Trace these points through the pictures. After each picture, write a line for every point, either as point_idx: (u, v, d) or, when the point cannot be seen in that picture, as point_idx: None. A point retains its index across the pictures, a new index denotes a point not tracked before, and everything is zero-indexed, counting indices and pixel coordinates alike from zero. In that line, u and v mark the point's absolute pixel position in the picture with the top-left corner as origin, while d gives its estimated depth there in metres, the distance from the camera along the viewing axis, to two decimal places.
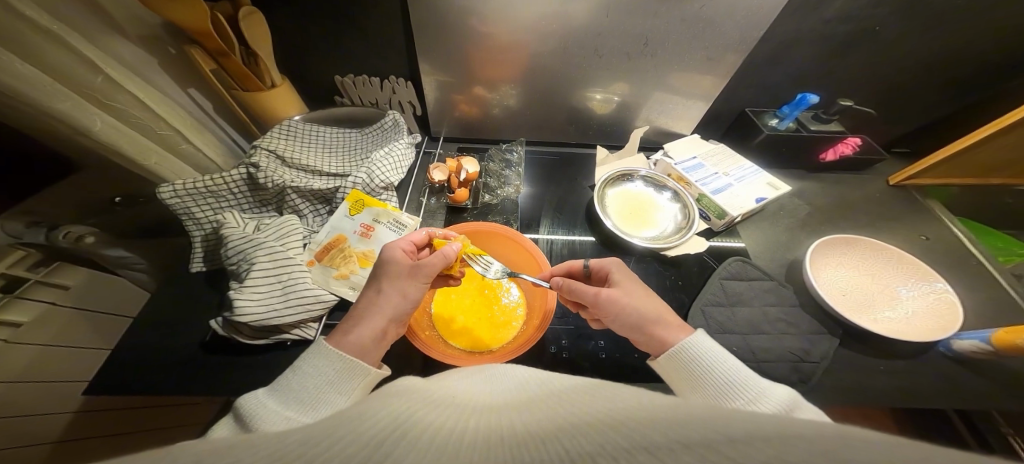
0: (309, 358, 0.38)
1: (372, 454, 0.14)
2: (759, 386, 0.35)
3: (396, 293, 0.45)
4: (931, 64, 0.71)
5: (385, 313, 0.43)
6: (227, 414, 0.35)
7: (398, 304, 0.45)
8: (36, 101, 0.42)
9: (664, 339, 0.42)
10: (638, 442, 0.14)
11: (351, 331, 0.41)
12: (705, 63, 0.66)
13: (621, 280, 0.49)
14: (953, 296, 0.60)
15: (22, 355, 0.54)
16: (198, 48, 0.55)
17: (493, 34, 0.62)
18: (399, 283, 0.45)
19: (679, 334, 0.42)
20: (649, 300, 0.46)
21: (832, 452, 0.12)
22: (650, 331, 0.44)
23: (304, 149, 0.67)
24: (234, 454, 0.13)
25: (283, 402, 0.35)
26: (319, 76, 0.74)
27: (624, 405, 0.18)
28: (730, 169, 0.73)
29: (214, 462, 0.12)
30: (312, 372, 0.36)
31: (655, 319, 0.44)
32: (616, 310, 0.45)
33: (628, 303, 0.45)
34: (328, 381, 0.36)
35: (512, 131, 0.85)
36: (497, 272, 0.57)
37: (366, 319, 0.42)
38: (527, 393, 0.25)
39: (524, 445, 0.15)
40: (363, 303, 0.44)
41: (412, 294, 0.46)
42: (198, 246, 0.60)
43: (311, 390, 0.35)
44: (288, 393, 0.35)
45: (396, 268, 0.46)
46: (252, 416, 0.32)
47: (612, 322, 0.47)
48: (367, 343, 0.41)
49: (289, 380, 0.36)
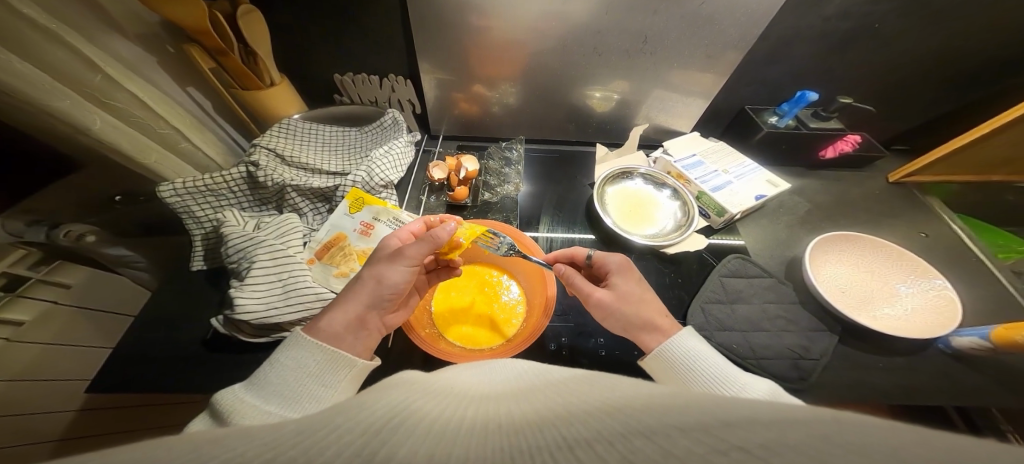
0: (287, 351, 0.38)
1: (368, 442, 0.14)
2: (738, 384, 0.36)
3: (374, 278, 0.45)
4: (932, 60, 0.70)
5: (361, 298, 0.44)
6: (205, 412, 0.35)
7: (376, 290, 0.45)
8: (35, 99, 0.42)
9: (644, 345, 0.43)
10: (634, 427, 0.14)
11: (325, 315, 0.42)
12: (705, 60, 0.66)
13: (621, 283, 0.48)
14: (952, 292, 0.60)
15: (24, 353, 0.54)
16: (197, 46, 0.55)
17: (493, 32, 0.61)
18: (377, 268, 0.46)
19: (660, 341, 0.43)
20: (640, 305, 0.46)
21: (828, 436, 0.12)
22: (635, 334, 0.45)
23: (304, 147, 0.67)
24: (233, 444, 0.13)
25: (262, 397, 0.35)
26: (319, 74, 0.74)
27: (623, 393, 0.18)
28: (730, 167, 0.73)
29: (216, 451, 0.12)
30: (292, 365, 0.37)
31: (641, 325, 0.44)
32: (604, 313, 0.47)
33: (617, 307, 0.46)
34: (309, 373, 0.37)
35: (512, 129, 0.85)
36: (503, 247, 0.59)
37: (342, 303, 0.43)
38: (526, 384, 0.25)
39: (520, 431, 0.16)
40: (345, 289, 0.45)
41: (390, 279, 0.45)
42: (198, 245, 0.60)
43: (291, 383, 0.36)
44: (267, 387, 0.35)
45: (379, 254, 0.47)
46: (229, 411, 0.32)
47: (603, 321, 0.48)
48: (339, 328, 0.41)
49: (267, 373, 0.37)
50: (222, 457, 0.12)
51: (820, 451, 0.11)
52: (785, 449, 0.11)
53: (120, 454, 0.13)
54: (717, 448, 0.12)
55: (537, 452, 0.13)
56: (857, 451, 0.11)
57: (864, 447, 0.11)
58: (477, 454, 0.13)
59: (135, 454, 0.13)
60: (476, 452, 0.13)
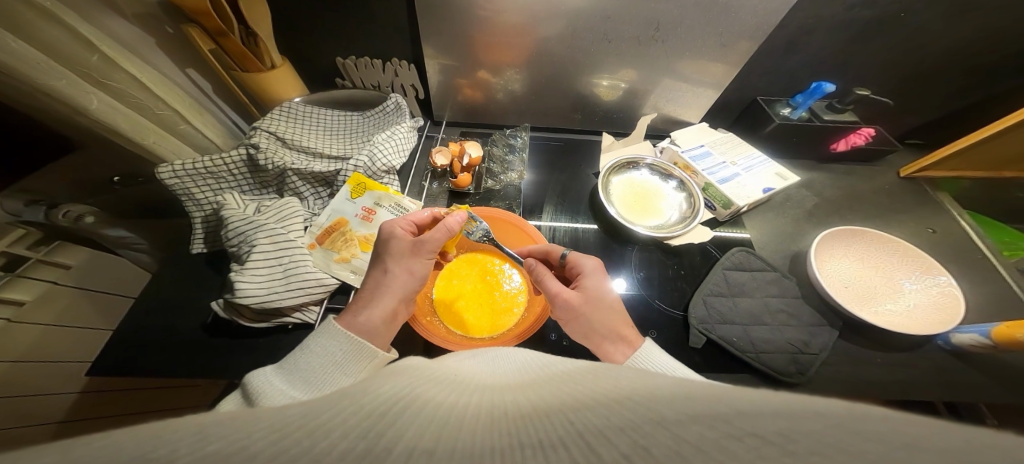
0: (318, 338, 0.38)
1: (368, 428, 0.13)
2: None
3: (402, 273, 0.46)
4: (952, 53, 0.68)
5: (394, 292, 0.44)
6: (238, 388, 0.36)
7: (406, 282, 0.46)
8: (30, 76, 0.41)
9: (608, 354, 0.43)
10: (641, 415, 0.14)
11: (361, 312, 0.42)
12: (717, 49, 0.64)
13: (591, 285, 0.48)
14: (957, 290, 0.59)
15: (27, 334, 0.54)
16: (196, 26, 0.54)
17: (499, 15, 0.59)
18: (403, 261, 0.46)
19: (625, 352, 0.42)
20: (608, 312, 0.45)
21: (846, 424, 0.12)
22: (598, 343, 0.44)
23: (305, 132, 0.66)
24: (237, 426, 0.13)
25: (289, 381, 0.35)
26: (320, 57, 0.72)
27: (630, 384, 0.18)
28: (738, 159, 0.72)
29: (220, 432, 0.12)
30: (320, 352, 0.37)
31: (606, 334, 0.44)
32: (570, 314, 0.46)
33: (582, 311, 0.45)
34: (335, 361, 0.37)
35: (517, 116, 0.83)
36: (480, 233, 0.60)
37: (375, 300, 0.43)
38: (532, 374, 0.24)
39: (528, 416, 0.16)
40: (372, 285, 0.45)
41: (419, 272, 0.47)
42: (198, 228, 0.59)
43: (318, 371, 0.36)
44: (295, 372, 0.36)
45: (396, 246, 0.47)
46: (258, 393, 0.33)
47: (571, 325, 0.47)
48: (378, 324, 0.41)
49: (296, 358, 0.37)
50: (225, 444, 0.11)
51: (839, 441, 0.11)
52: (801, 438, 0.11)
53: (131, 436, 0.13)
54: (731, 434, 0.11)
55: (547, 438, 0.13)
56: (875, 439, 0.11)
57: (884, 437, 0.11)
58: (486, 441, 0.13)
59: (144, 436, 0.13)
60: (485, 438, 0.14)
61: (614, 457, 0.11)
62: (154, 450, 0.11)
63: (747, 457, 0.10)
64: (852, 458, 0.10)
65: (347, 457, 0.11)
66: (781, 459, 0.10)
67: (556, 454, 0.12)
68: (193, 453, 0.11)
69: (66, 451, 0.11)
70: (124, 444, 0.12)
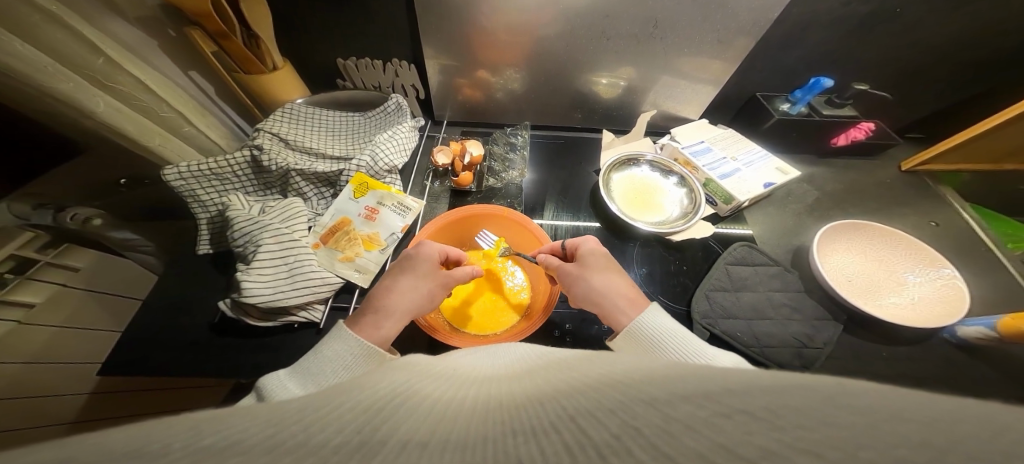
0: (329, 342, 0.39)
1: (362, 422, 0.14)
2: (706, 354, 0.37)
3: (424, 294, 0.46)
4: (952, 45, 0.68)
5: (411, 311, 0.45)
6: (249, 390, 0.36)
7: (424, 304, 0.46)
8: (36, 79, 0.42)
9: (611, 314, 0.44)
10: (635, 395, 0.14)
11: (378, 326, 0.42)
12: (716, 46, 0.64)
13: (586, 255, 0.50)
14: (961, 282, 0.59)
15: (43, 336, 0.55)
16: (198, 29, 0.55)
17: (499, 17, 0.60)
18: (428, 284, 0.47)
19: (631, 313, 0.43)
20: (609, 275, 0.47)
21: (833, 398, 0.12)
22: (602, 305, 0.45)
23: (308, 134, 0.66)
24: (232, 421, 0.13)
25: (299, 384, 0.36)
26: (322, 59, 0.73)
27: (624, 368, 0.18)
28: (738, 154, 0.72)
29: (215, 429, 0.13)
30: (332, 356, 0.37)
31: (608, 295, 0.45)
32: (569, 280, 0.48)
33: (582, 275, 0.48)
34: (346, 365, 0.37)
35: (516, 115, 0.83)
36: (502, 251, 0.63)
37: (394, 315, 0.43)
38: (531, 364, 0.25)
39: (523, 404, 0.16)
40: (393, 297, 0.45)
41: (437, 298, 0.48)
42: (202, 229, 0.60)
43: (327, 373, 0.37)
44: (306, 375, 0.36)
45: (426, 270, 0.48)
46: (270, 392, 0.33)
47: (576, 295, 0.48)
48: (390, 339, 0.42)
49: (308, 363, 0.38)
50: (223, 437, 0.12)
51: (831, 416, 0.11)
52: (790, 413, 0.11)
53: (134, 429, 0.13)
54: (720, 411, 0.12)
55: (539, 423, 0.14)
56: (869, 414, 0.11)
57: (875, 410, 0.11)
58: (480, 431, 0.14)
59: (147, 428, 0.13)
60: (479, 427, 0.14)
61: (603, 438, 0.12)
62: (157, 443, 0.12)
63: (734, 432, 0.10)
64: (838, 429, 0.10)
65: (342, 450, 0.11)
66: (768, 433, 0.10)
67: (547, 439, 0.12)
68: (190, 447, 0.11)
69: (74, 444, 0.12)
70: (124, 441, 0.12)
